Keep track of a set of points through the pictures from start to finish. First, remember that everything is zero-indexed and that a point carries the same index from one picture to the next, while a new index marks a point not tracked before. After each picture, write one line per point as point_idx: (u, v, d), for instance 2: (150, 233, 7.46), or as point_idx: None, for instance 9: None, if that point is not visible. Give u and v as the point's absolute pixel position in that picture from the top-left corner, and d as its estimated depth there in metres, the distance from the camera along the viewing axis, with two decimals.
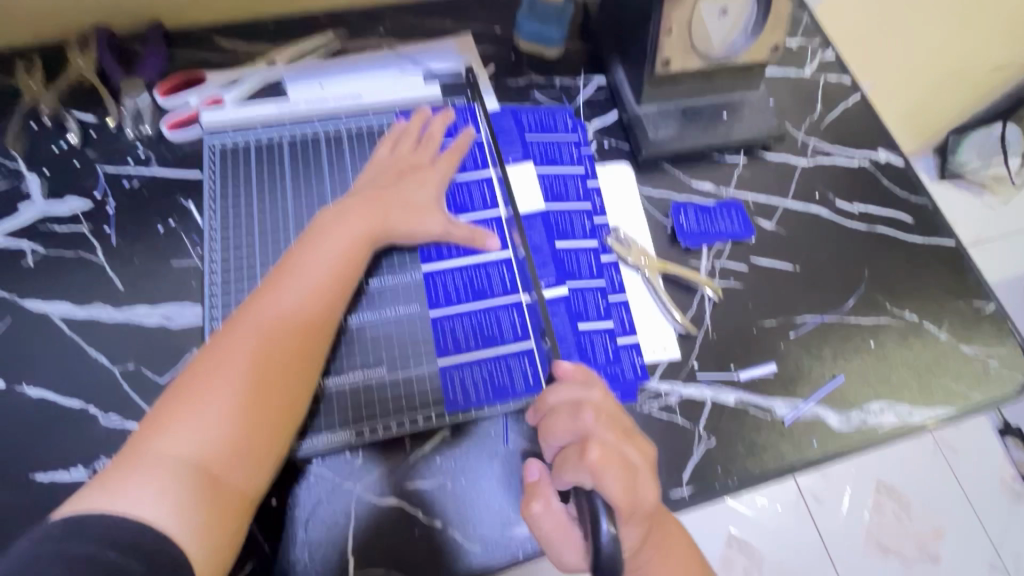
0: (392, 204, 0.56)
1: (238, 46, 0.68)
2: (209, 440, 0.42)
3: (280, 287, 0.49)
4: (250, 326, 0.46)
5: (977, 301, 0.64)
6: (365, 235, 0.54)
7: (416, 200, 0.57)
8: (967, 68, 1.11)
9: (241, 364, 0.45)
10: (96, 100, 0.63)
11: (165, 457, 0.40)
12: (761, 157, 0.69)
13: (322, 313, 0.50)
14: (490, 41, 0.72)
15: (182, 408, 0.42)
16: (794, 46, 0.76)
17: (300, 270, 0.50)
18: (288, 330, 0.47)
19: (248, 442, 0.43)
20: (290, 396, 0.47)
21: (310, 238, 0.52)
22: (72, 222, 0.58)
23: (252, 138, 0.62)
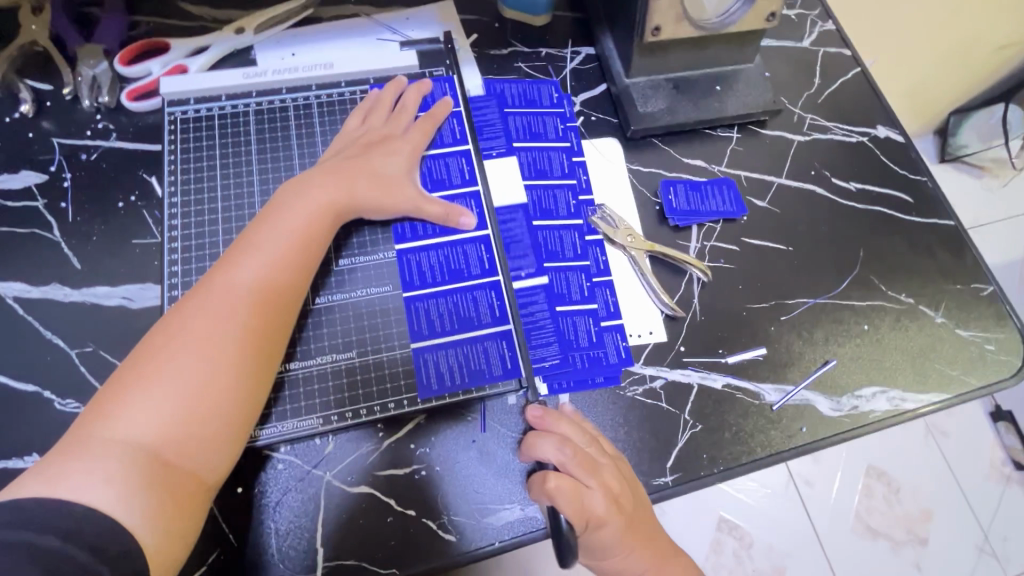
0: (361, 173, 0.53)
1: (205, 12, 0.64)
2: (161, 424, 0.40)
3: (239, 260, 0.46)
4: (206, 301, 0.44)
5: (975, 284, 0.62)
6: (331, 206, 0.51)
7: (387, 171, 0.54)
8: (971, 44, 1.08)
9: (197, 340, 0.42)
10: (51, 67, 0.59)
11: (114, 440, 0.38)
12: (756, 133, 0.66)
13: (285, 290, 0.47)
14: (473, 8, 0.68)
15: (132, 390, 0.40)
16: (793, 17, 0.73)
17: (260, 242, 0.47)
18: (248, 305, 0.45)
19: (204, 426, 0.41)
20: (251, 373, 0.44)
21: (271, 210, 0.50)
22: (26, 197, 0.55)
23: (216, 108, 0.58)
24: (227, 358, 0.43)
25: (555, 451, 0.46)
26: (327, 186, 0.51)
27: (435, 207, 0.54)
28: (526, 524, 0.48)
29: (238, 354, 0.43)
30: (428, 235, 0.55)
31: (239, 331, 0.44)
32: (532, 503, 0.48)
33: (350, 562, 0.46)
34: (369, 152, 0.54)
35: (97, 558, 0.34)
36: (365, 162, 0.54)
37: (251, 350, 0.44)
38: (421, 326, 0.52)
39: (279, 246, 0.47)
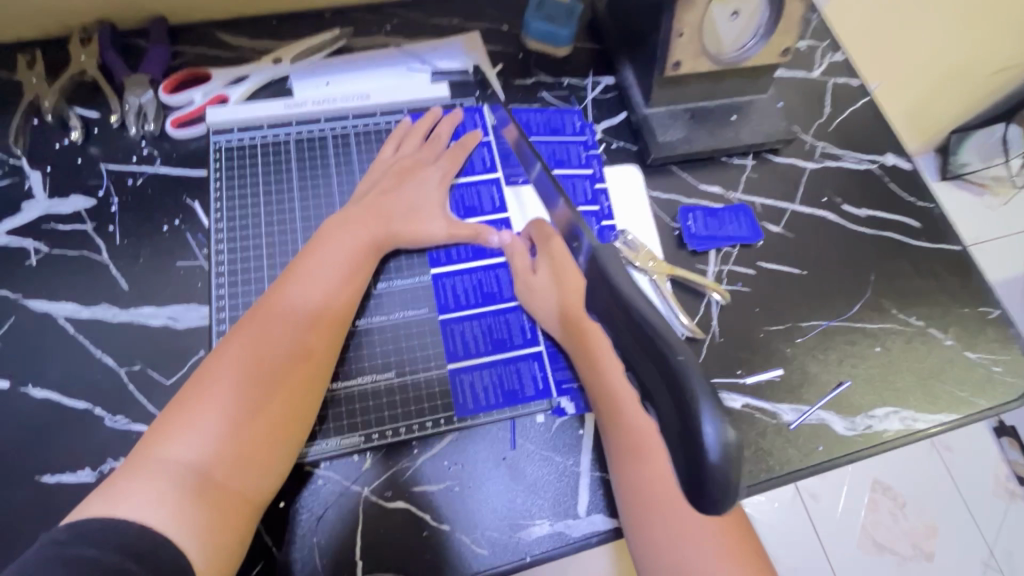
0: (398, 208, 0.57)
1: (244, 43, 0.67)
2: (213, 446, 0.42)
3: (287, 291, 0.50)
4: (259, 328, 0.47)
5: (982, 307, 0.64)
6: (371, 238, 0.54)
7: (423, 204, 0.58)
8: (972, 69, 1.12)
9: (251, 365, 0.45)
10: (99, 96, 0.62)
11: (173, 460, 0.41)
12: (769, 160, 0.69)
13: (330, 320, 0.50)
14: (498, 39, 0.71)
15: (187, 414, 0.43)
16: (803, 48, 0.76)
17: (306, 274, 0.51)
18: (297, 332, 0.48)
19: (254, 448, 0.44)
20: (299, 399, 0.47)
21: (316, 243, 0.53)
22: (75, 220, 0.57)
23: (258, 137, 0.61)
24: (278, 382, 0.46)
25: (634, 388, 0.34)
26: (368, 220, 0.55)
27: (466, 234, 0.57)
28: (556, 540, 0.50)
29: (288, 379, 0.46)
30: (460, 259, 0.58)
31: (289, 357, 0.47)
32: (562, 519, 0.50)
33: None
34: (406, 187, 0.58)
35: (147, 568, 0.35)
36: (402, 197, 0.57)
37: (299, 377, 0.47)
38: (454, 345, 0.54)
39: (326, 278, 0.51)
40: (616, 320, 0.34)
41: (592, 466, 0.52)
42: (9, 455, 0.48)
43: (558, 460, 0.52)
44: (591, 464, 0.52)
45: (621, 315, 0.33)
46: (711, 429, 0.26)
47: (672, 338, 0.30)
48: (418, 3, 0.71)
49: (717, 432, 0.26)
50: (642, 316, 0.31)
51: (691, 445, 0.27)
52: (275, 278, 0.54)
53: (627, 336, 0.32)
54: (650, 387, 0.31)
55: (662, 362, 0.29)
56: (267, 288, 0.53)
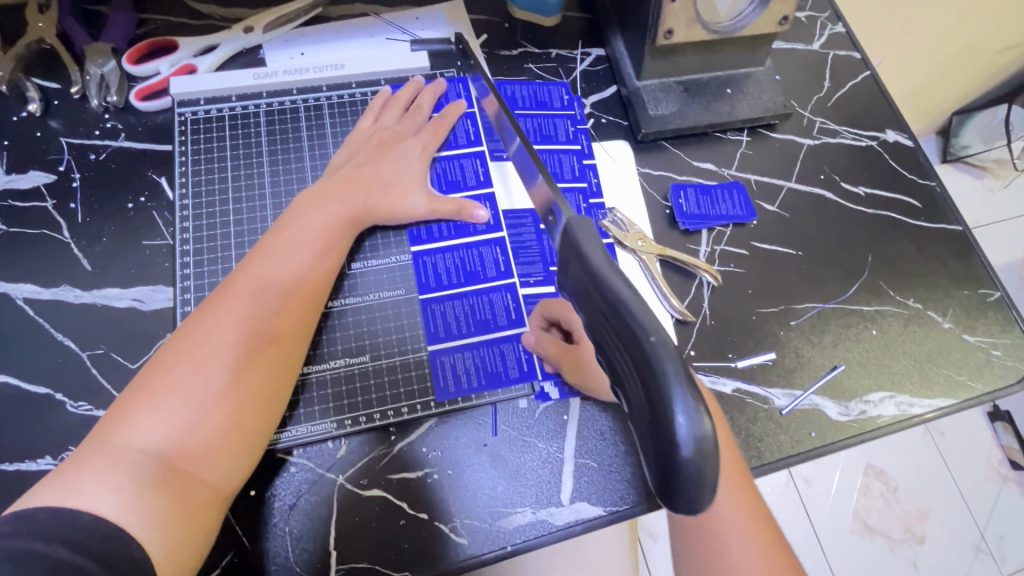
0: (375, 181, 0.54)
1: (213, 10, 0.64)
2: (177, 431, 0.40)
3: (255, 269, 0.47)
4: (227, 307, 0.45)
5: (983, 289, 0.62)
6: (347, 214, 0.52)
7: (402, 179, 0.55)
8: (977, 46, 1.08)
9: (218, 347, 0.43)
10: (58, 66, 0.59)
11: (131, 448, 0.38)
12: (766, 136, 0.66)
13: (303, 298, 0.48)
14: (483, 8, 0.67)
15: (147, 399, 0.40)
16: (803, 19, 0.73)
17: (277, 251, 0.48)
18: (268, 314, 0.46)
19: (222, 433, 0.42)
20: (270, 381, 0.45)
21: (289, 218, 0.50)
22: (35, 197, 0.54)
23: (228, 109, 0.58)
24: (246, 365, 0.44)
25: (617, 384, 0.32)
26: (344, 195, 0.52)
27: (446, 208, 0.55)
28: (539, 527, 0.48)
29: (257, 360, 0.44)
30: (441, 236, 0.55)
31: (259, 339, 0.45)
32: (545, 507, 0.48)
33: (363, 566, 0.46)
34: (384, 159, 0.55)
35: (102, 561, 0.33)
36: (380, 170, 0.55)
37: (270, 358, 0.45)
38: (434, 324, 0.52)
39: (298, 255, 0.48)
40: (587, 297, 0.32)
41: (578, 452, 0.50)
42: None
43: (542, 445, 0.50)
44: (576, 451, 0.50)
45: (593, 293, 0.32)
46: (684, 421, 0.28)
47: (648, 324, 0.29)
48: None
49: (689, 424, 0.28)
50: (617, 296, 0.30)
51: (664, 437, 0.28)
52: (244, 255, 0.51)
53: (597, 314, 0.32)
54: (618, 369, 0.31)
55: (636, 351, 0.29)
56: (235, 265, 0.51)
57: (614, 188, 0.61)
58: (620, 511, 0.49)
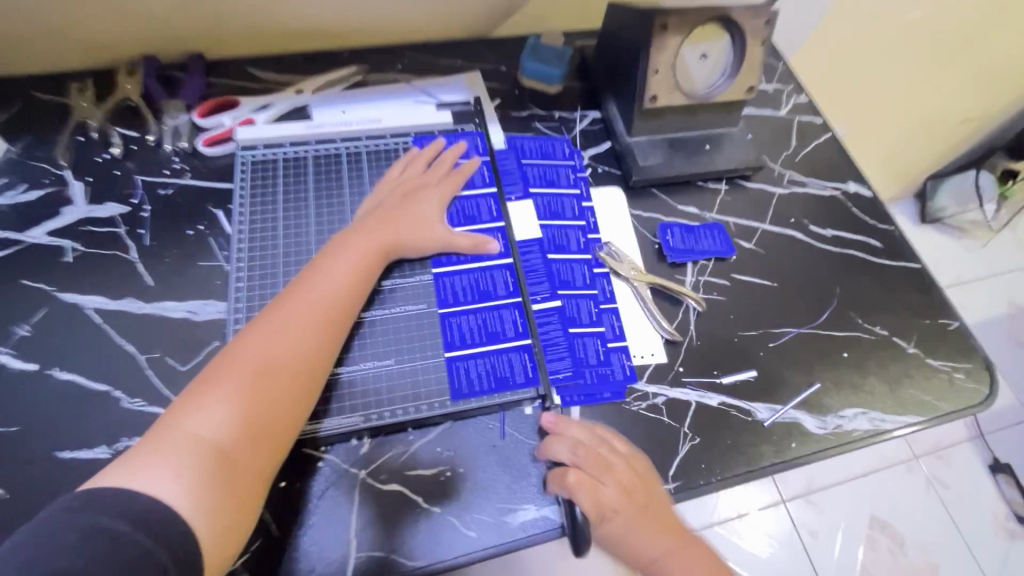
0: (402, 221, 0.62)
1: (270, 77, 0.76)
2: (226, 429, 0.45)
3: (293, 296, 0.54)
4: (268, 329, 0.51)
5: (942, 319, 0.69)
6: (375, 249, 0.59)
7: (427, 220, 0.63)
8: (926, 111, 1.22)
9: (263, 359, 0.49)
10: (139, 118, 0.70)
11: (189, 441, 0.44)
12: (742, 186, 0.76)
13: (337, 314, 0.54)
14: (497, 78, 0.80)
15: (203, 399, 0.46)
16: (770, 90, 0.85)
17: (313, 280, 0.55)
18: (304, 334, 0.52)
19: (263, 432, 0.47)
20: (304, 389, 0.50)
21: (324, 253, 0.58)
22: (110, 224, 0.63)
23: (281, 153, 0.68)
24: (286, 377, 0.49)
25: (568, 452, 0.52)
26: (373, 233, 0.60)
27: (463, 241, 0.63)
28: (542, 524, 0.52)
29: (294, 370, 0.50)
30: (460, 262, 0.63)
31: (297, 353, 0.51)
32: (547, 504, 0.53)
33: (379, 555, 0.50)
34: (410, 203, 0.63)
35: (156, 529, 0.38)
36: (407, 212, 0.62)
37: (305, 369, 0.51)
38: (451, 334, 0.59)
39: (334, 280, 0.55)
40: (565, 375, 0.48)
41: None
42: (33, 430, 0.52)
43: None
44: None
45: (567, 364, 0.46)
46: None
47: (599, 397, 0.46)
48: (427, 47, 0.82)
49: None
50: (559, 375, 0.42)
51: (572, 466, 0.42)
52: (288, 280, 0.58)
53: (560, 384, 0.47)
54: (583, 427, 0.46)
55: None
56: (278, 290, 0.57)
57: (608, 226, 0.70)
58: None
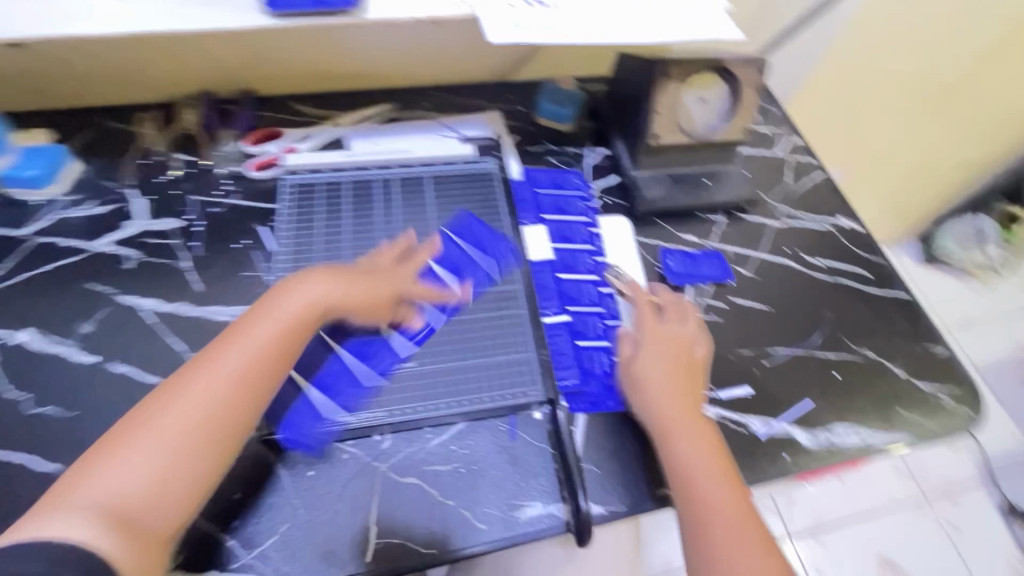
0: (350, 280, 0.62)
1: (311, 111, 0.85)
2: (133, 482, 0.44)
3: (223, 351, 0.53)
4: (191, 388, 0.50)
5: (929, 345, 0.73)
6: (319, 303, 0.58)
7: (380, 280, 0.64)
8: (912, 153, 1.30)
9: (178, 411, 0.48)
10: (196, 145, 0.79)
11: (95, 495, 0.43)
12: (739, 217, 0.82)
13: (261, 363, 0.53)
14: (515, 117, 0.89)
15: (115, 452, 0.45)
16: (766, 132, 0.93)
17: (244, 338, 0.54)
18: (231, 395, 0.50)
19: (170, 483, 0.45)
20: (221, 440, 0.49)
21: (259, 307, 0.57)
22: (166, 236, 0.71)
23: (320, 179, 0.76)
24: (212, 439, 0.48)
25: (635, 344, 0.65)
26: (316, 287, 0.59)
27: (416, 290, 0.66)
28: (549, 520, 0.56)
29: (211, 418, 0.49)
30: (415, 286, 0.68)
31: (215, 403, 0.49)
32: (554, 502, 0.57)
33: (396, 542, 0.54)
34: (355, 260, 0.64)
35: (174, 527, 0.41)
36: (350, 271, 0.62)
37: (221, 418, 0.49)
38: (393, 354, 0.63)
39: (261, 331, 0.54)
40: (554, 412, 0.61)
41: (584, 458, 0.60)
42: (91, 415, 0.58)
43: (552, 452, 0.60)
44: (583, 456, 0.60)
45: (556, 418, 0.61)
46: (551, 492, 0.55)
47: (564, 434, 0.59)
48: (453, 89, 0.91)
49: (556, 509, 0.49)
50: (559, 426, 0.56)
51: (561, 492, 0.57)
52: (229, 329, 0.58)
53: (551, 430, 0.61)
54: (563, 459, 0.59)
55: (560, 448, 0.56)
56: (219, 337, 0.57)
57: (614, 250, 0.75)
58: (620, 511, 0.57)
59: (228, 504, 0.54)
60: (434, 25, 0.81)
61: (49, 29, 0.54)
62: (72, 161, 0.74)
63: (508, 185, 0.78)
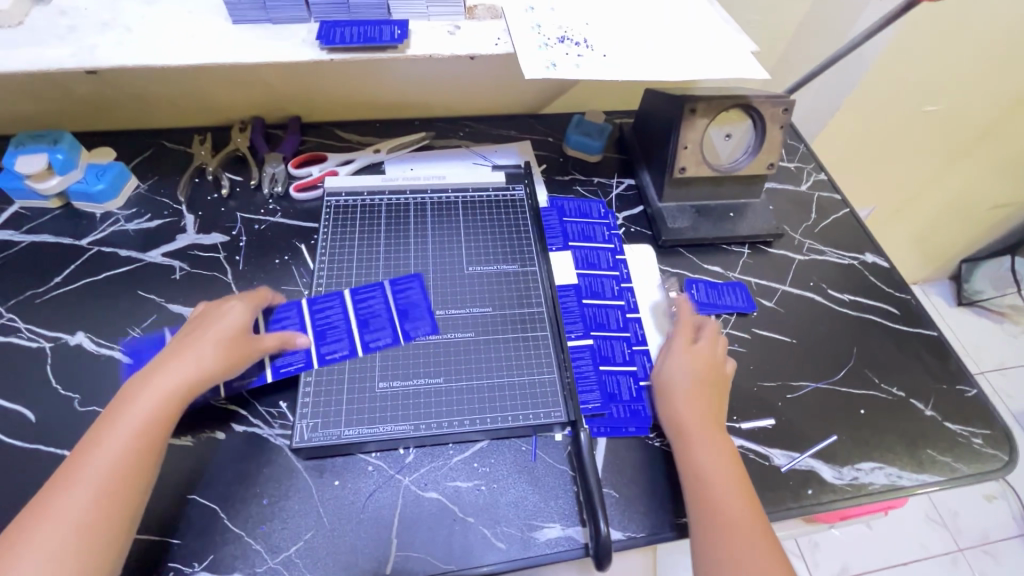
0: (196, 364, 0.56)
1: (353, 137, 0.90)
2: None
3: (105, 431, 0.50)
4: (30, 547, 0.44)
5: (960, 386, 0.72)
6: (185, 388, 0.54)
7: (231, 335, 0.59)
8: (940, 190, 1.29)
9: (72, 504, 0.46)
10: (244, 166, 0.84)
11: None
12: (764, 251, 0.83)
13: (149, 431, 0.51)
14: (544, 147, 0.92)
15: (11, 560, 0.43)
16: (792, 168, 0.94)
17: (90, 458, 0.48)
18: (86, 530, 0.46)
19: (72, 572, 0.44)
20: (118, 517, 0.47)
21: (105, 418, 0.51)
22: (213, 250, 0.75)
23: (359, 200, 0.80)
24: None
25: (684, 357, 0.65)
26: (165, 382, 0.54)
27: (269, 339, 0.62)
28: (567, 543, 0.56)
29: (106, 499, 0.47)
30: (334, 303, 0.69)
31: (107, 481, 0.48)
32: (573, 525, 0.57)
33: (416, 556, 0.55)
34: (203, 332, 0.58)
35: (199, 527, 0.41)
36: (194, 354, 0.56)
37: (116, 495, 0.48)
38: (305, 363, 0.63)
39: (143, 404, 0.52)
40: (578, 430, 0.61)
41: (604, 483, 0.60)
42: None
43: (572, 474, 0.60)
44: (604, 480, 0.60)
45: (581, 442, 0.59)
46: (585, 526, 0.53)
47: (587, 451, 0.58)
48: (487, 120, 0.95)
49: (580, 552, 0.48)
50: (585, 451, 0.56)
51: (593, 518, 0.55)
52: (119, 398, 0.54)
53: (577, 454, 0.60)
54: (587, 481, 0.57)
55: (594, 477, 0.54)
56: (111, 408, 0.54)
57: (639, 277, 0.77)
58: (639, 538, 0.57)
59: (258, 509, 0.56)
60: (471, 61, 0.86)
61: (128, 59, 0.60)
62: (131, 179, 0.79)
63: (536, 210, 0.81)
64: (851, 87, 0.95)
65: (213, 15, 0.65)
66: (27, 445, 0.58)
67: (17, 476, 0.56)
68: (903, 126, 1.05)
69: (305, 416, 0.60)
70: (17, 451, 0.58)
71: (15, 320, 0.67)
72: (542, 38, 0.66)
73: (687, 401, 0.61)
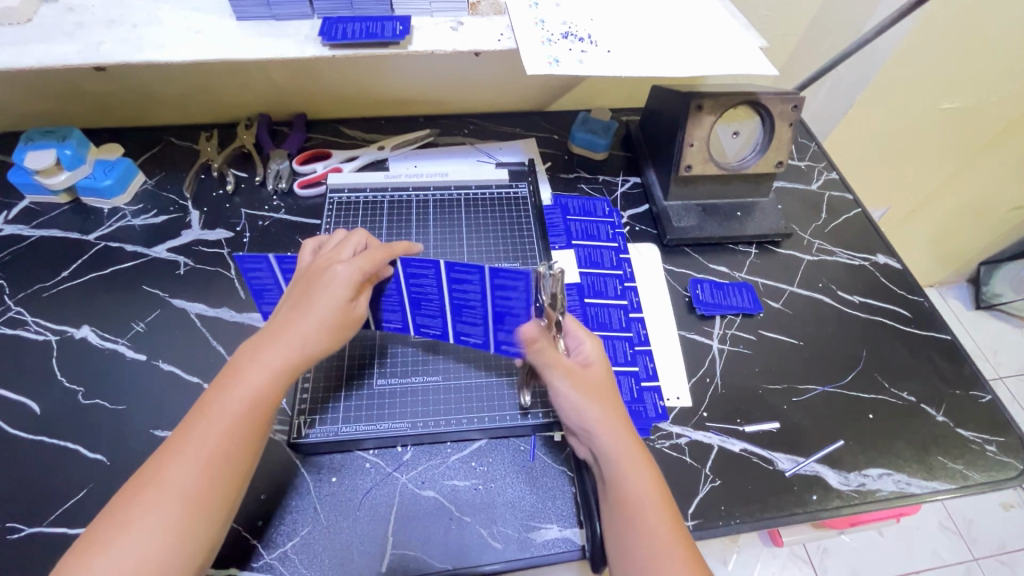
0: (306, 341, 0.48)
1: (358, 134, 0.90)
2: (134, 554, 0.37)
3: (225, 392, 0.44)
4: (135, 519, 0.38)
5: (974, 392, 0.70)
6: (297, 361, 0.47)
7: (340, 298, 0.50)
8: (958, 190, 1.26)
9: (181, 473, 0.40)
10: (250, 162, 0.85)
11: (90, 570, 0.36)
12: (772, 251, 0.81)
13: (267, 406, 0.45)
14: (550, 145, 0.92)
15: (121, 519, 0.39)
16: (802, 167, 0.93)
17: (202, 425, 0.42)
18: (191, 508, 0.40)
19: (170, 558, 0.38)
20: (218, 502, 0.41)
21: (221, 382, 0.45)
22: (217, 246, 0.75)
23: (362, 197, 0.79)
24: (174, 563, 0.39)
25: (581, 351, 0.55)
26: (275, 364, 0.46)
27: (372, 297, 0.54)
28: (566, 545, 0.55)
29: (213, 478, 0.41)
30: (431, 273, 0.52)
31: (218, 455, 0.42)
32: (570, 526, 0.56)
33: (412, 554, 0.54)
34: (315, 300, 0.49)
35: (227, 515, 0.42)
36: (305, 327, 0.48)
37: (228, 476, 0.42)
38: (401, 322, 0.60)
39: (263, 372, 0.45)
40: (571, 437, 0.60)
41: None
42: (136, 409, 0.61)
43: (571, 475, 0.60)
44: None
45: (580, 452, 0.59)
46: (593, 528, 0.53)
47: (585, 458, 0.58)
48: (492, 117, 0.95)
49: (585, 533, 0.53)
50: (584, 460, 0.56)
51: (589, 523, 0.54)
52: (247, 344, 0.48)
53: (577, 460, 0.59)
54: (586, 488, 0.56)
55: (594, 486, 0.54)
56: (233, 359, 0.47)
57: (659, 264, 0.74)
58: None
59: (256, 504, 0.56)
60: (476, 58, 0.85)
61: (133, 55, 0.60)
62: (138, 175, 0.80)
63: (539, 208, 0.80)
64: (864, 84, 0.93)
65: (217, 11, 0.65)
66: (31, 437, 0.59)
67: (21, 467, 0.57)
68: (919, 124, 1.03)
69: (303, 413, 0.60)
70: (22, 442, 0.58)
71: (23, 313, 0.68)
72: (546, 34, 0.65)
73: (588, 396, 0.52)
